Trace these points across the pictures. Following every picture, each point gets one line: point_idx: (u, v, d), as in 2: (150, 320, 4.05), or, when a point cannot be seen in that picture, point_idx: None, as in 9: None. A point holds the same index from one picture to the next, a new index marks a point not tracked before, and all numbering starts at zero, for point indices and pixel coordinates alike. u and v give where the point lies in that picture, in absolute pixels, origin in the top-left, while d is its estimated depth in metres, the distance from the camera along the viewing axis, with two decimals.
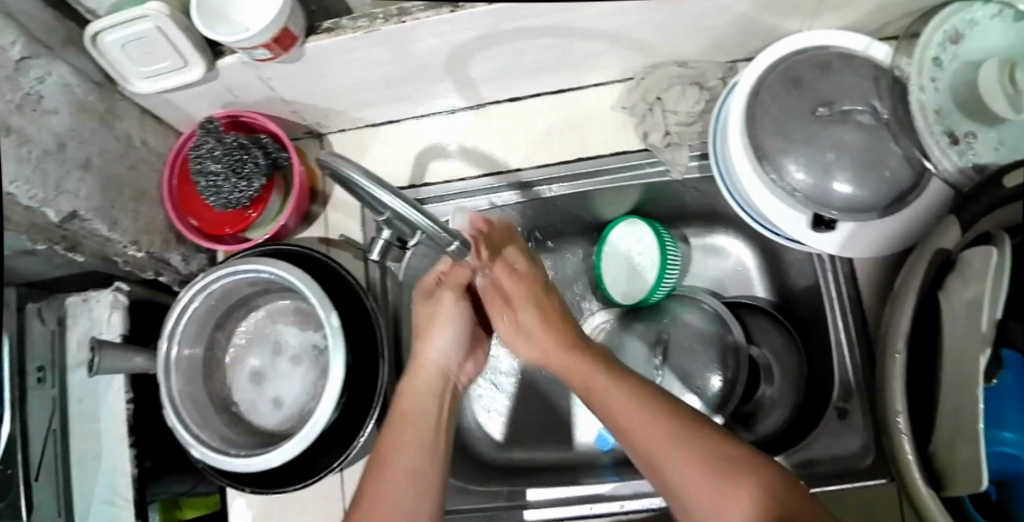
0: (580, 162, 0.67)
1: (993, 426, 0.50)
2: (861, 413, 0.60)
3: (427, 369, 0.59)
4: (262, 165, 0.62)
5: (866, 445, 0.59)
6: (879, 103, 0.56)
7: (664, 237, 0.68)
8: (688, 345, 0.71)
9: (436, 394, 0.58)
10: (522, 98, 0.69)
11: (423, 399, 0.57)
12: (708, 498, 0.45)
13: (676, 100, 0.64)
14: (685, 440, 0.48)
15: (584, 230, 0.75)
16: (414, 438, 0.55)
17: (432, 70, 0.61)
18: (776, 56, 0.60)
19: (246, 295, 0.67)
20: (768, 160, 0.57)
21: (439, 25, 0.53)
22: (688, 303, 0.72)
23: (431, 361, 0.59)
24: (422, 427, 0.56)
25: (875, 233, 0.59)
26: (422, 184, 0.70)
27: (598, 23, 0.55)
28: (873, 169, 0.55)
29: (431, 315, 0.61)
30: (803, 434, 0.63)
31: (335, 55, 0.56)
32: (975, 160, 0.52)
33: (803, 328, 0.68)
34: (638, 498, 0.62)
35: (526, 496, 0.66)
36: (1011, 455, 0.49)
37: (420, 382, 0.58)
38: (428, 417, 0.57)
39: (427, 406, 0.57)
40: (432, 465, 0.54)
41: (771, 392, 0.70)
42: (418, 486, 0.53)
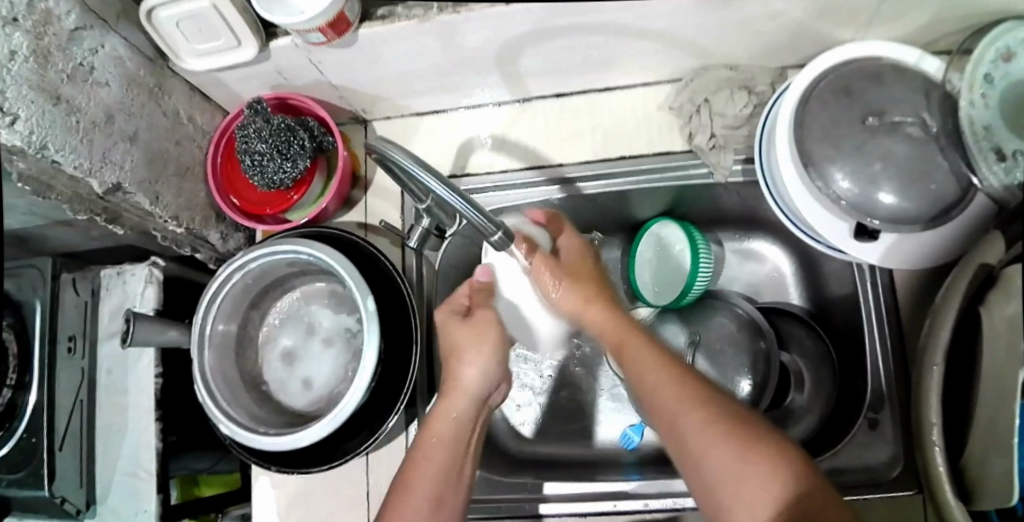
0: (622, 160, 0.67)
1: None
2: (892, 424, 0.59)
3: (462, 396, 0.59)
4: (307, 147, 0.63)
5: (895, 456, 0.58)
6: (929, 116, 0.56)
7: (697, 240, 0.68)
8: (717, 349, 0.71)
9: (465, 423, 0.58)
10: (567, 95, 0.69)
11: (453, 430, 0.57)
12: (725, 472, 0.44)
13: (724, 103, 0.63)
14: (708, 411, 0.47)
15: (620, 228, 0.75)
16: (439, 465, 0.55)
17: (480, 61, 0.61)
18: (827, 64, 0.60)
19: (283, 275, 0.67)
20: (813, 167, 0.57)
21: (492, 17, 0.53)
22: (721, 306, 0.72)
23: (468, 390, 0.59)
24: (447, 453, 0.56)
25: (920, 245, 0.58)
26: (463, 175, 0.70)
27: (651, 22, 0.55)
28: (919, 181, 0.54)
29: (466, 335, 0.60)
30: (834, 440, 0.62)
31: (388, 41, 0.57)
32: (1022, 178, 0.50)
33: (838, 336, 0.68)
34: (665, 498, 0.62)
35: (544, 489, 0.66)
36: None
37: (450, 410, 0.58)
38: (457, 445, 0.57)
39: (455, 435, 0.57)
40: (451, 487, 0.55)
41: (801, 400, 0.69)
42: (439, 515, 0.54)
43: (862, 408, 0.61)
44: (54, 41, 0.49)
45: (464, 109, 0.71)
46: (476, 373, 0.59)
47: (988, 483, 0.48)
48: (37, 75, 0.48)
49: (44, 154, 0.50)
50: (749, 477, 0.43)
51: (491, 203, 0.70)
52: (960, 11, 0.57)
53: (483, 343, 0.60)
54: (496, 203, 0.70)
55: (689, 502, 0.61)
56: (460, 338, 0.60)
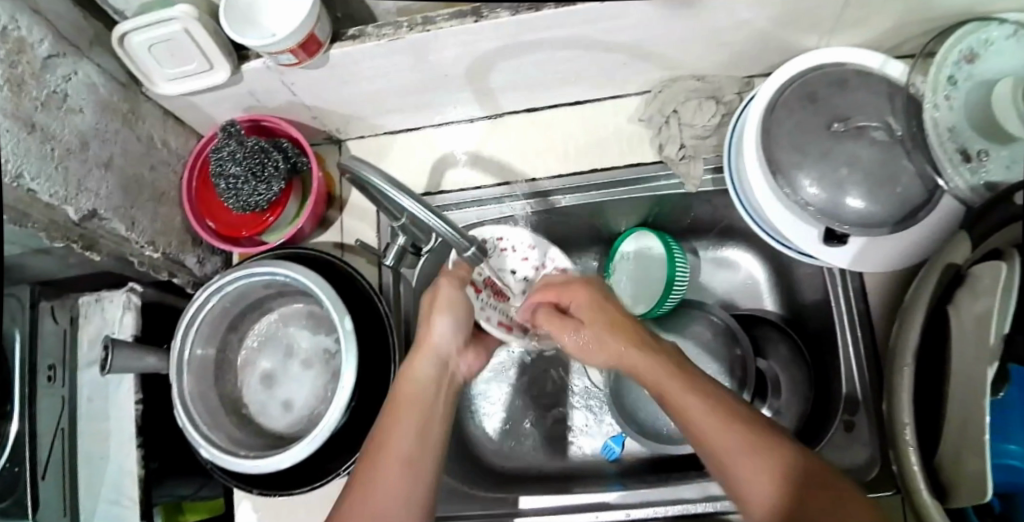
0: (596, 173, 0.68)
1: (999, 438, 0.50)
2: (869, 425, 0.60)
3: (427, 354, 0.55)
4: (281, 169, 0.63)
5: (873, 457, 0.58)
6: (893, 120, 0.56)
7: (672, 249, 0.69)
8: (693, 355, 0.71)
9: (431, 383, 0.55)
10: (538, 109, 0.70)
11: (423, 390, 0.54)
12: (750, 476, 0.43)
13: (692, 113, 0.64)
14: (738, 424, 0.45)
15: (596, 241, 0.75)
16: (408, 424, 0.52)
17: (452, 79, 0.61)
18: (792, 72, 0.60)
19: (260, 297, 0.67)
20: (782, 174, 0.58)
21: (461, 35, 0.54)
22: (698, 314, 0.72)
23: (437, 345, 0.56)
24: (418, 413, 0.53)
25: (888, 248, 0.58)
26: (438, 192, 0.70)
27: (619, 36, 0.56)
28: (887, 184, 0.55)
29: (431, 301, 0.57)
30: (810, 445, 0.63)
31: (358, 62, 0.57)
32: (987, 178, 0.52)
33: (811, 340, 0.68)
34: (644, 508, 0.61)
35: (519, 504, 0.66)
36: (1017, 468, 0.49)
37: (414, 368, 0.55)
38: (428, 400, 0.54)
39: (426, 393, 0.54)
40: (428, 449, 0.52)
41: (776, 406, 0.69)
42: (412, 478, 0.50)
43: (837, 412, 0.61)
44: (27, 70, 0.50)
45: (437, 127, 0.72)
46: (444, 333, 0.56)
47: (963, 480, 0.47)
48: (11, 104, 0.48)
49: (21, 183, 0.50)
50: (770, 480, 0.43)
51: (466, 219, 0.70)
52: (918, 17, 0.58)
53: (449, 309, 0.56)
54: (471, 218, 0.70)
55: (670, 509, 0.61)
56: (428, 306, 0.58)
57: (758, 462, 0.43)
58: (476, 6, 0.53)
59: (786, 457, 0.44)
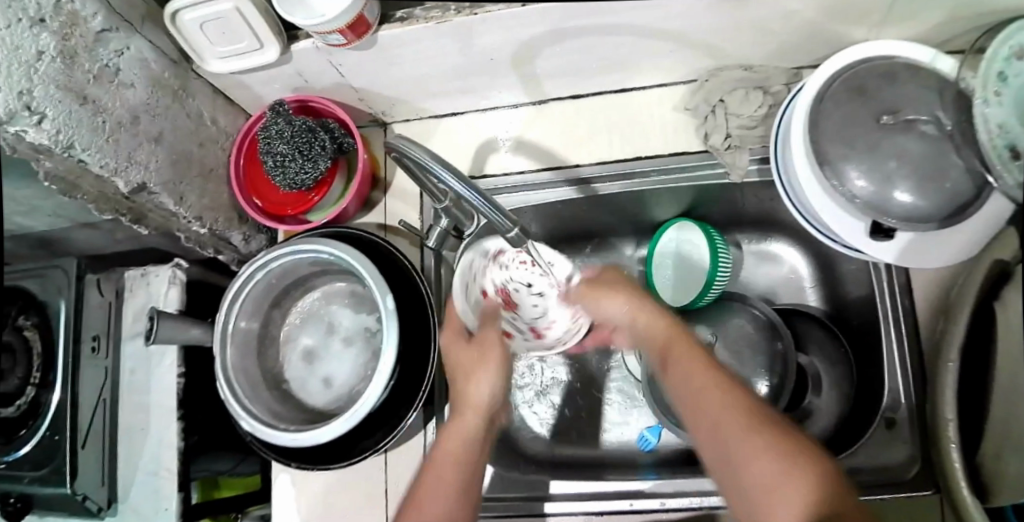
0: (640, 161, 0.65)
1: None
2: (910, 423, 0.59)
3: (476, 411, 0.55)
4: (328, 149, 0.62)
5: (914, 455, 0.58)
6: (943, 114, 0.56)
7: (715, 240, 0.69)
8: (733, 349, 0.70)
9: (477, 440, 0.54)
10: (583, 95, 0.68)
11: (472, 441, 0.54)
12: (748, 468, 0.41)
13: (739, 103, 0.62)
14: (747, 420, 0.43)
15: (635, 232, 0.75)
16: (454, 485, 0.51)
17: (499, 63, 0.62)
18: (840, 63, 0.61)
19: (304, 275, 0.68)
20: (829, 165, 0.58)
21: (508, 19, 0.54)
22: (739, 308, 0.70)
23: (482, 405, 0.55)
24: (466, 470, 0.52)
25: (937, 245, 0.58)
26: (481, 177, 0.69)
27: (667, 23, 0.56)
28: (934, 180, 0.55)
29: (478, 358, 0.57)
30: (854, 440, 0.62)
31: (408, 44, 0.58)
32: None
33: (855, 337, 0.67)
34: (678, 499, 0.61)
35: (550, 488, 0.65)
36: None
37: (463, 425, 0.54)
38: (472, 462, 0.53)
39: (470, 444, 0.53)
40: (469, 497, 0.52)
41: (818, 401, 0.69)
42: None
43: (879, 409, 0.60)
44: (81, 43, 0.51)
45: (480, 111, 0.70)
46: (487, 391, 0.55)
47: (1007, 481, 0.48)
48: (63, 75, 0.49)
49: (71, 153, 0.52)
50: (761, 465, 0.40)
51: (512, 203, 0.69)
52: (974, 10, 0.58)
53: (490, 367, 0.56)
54: (511, 203, 0.69)
55: (707, 499, 0.60)
56: (470, 359, 0.57)
57: (768, 466, 0.40)
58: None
59: (792, 442, 0.41)
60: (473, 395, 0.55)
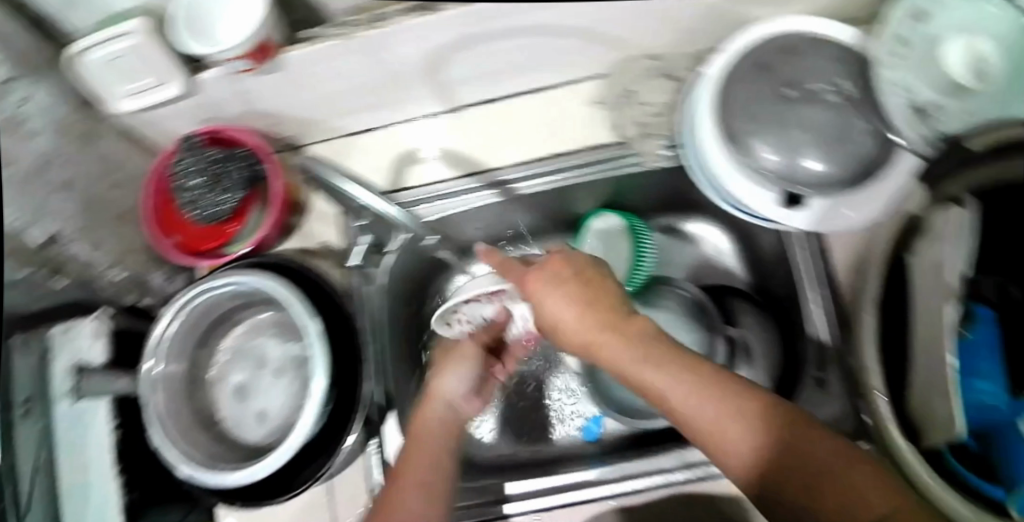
0: (561, 158, 0.64)
1: (970, 376, 0.53)
2: (839, 380, 0.59)
3: (440, 399, 0.57)
4: (243, 176, 0.61)
5: (846, 411, 0.57)
6: (843, 81, 0.58)
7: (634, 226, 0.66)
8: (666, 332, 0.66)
9: (444, 426, 0.56)
10: (494, 98, 0.64)
11: (440, 425, 0.56)
12: (718, 436, 0.40)
13: (649, 91, 0.61)
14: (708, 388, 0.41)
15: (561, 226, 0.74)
16: (424, 461, 0.52)
17: (405, 74, 0.60)
18: (746, 40, 0.59)
19: (228, 309, 0.66)
20: (738, 142, 0.58)
21: (415, 31, 0.54)
22: (665, 290, 0.67)
23: (449, 391, 0.58)
24: (433, 449, 0.54)
25: (853, 209, 0.57)
26: (402, 189, 0.64)
27: (574, 19, 0.55)
28: (839, 145, 0.56)
29: (449, 354, 0.60)
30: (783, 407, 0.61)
31: (315, 64, 0.56)
32: (943, 130, 0.55)
33: (781, 305, 0.66)
34: (625, 484, 0.60)
35: (508, 490, 0.63)
36: (989, 404, 0.52)
37: (428, 411, 0.56)
38: (441, 441, 0.55)
39: (440, 430, 0.55)
40: (443, 482, 0.52)
41: (750, 372, 0.65)
42: (433, 506, 0.50)
43: (808, 368, 0.61)
44: None
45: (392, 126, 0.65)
46: (453, 381, 0.58)
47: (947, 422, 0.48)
48: None
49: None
50: (730, 435, 0.40)
51: (433, 212, 0.66)
52: None
53: (460, 362, 0.59)
54: (437, 211, 0.66)
55: (651, 481, 0.60)
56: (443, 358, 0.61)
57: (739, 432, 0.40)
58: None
59: (749, 402, 0.41)
60: (440, 384, 0.58)
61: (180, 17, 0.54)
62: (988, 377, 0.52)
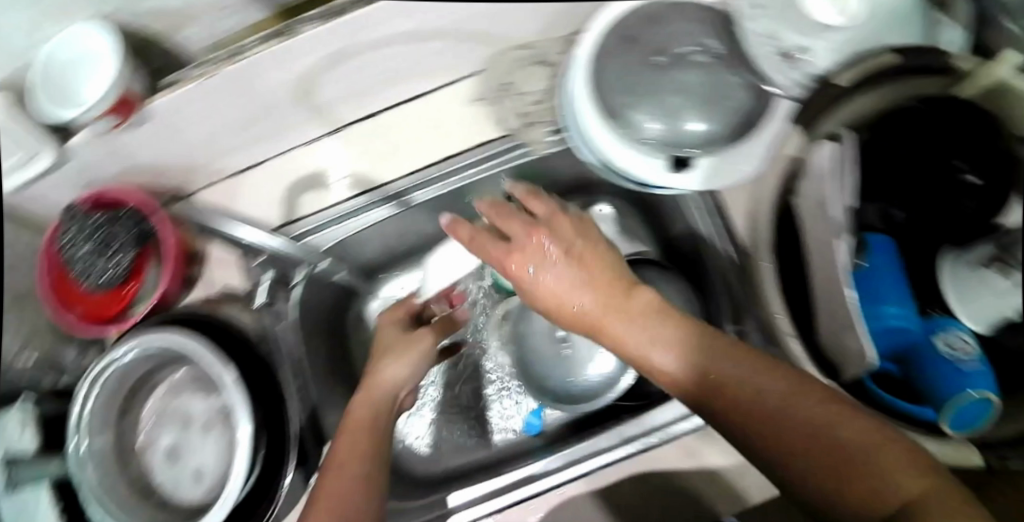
0: (448, 161, 0.63)
1: (877, 303, 0.54)
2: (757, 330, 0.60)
3: (382, 384, 0.59)
4: (134, 236, 0.60)
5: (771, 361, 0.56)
6: (710, 40, 0.58)
7: None
8: None
9: (381, 412, 0.58)
10: (375, 113, 0.62)
11: (375, 411, 0.57)
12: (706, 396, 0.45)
13: (523, 81, 0.61)
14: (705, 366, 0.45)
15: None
16: (364, 446, 0.54)
17: (281, 107, 0.58)
18: (613, 11, 0.56)
19: (146, 371, 0.65)
20: (620, 116, 0.58)
21: (276, 59, 0.53)
22: None
23: (392, 378, 0.60)
24: (371, 433, 0.55)
25: (752, 163, 0.57)
26: (292, 222, 0.62)
27: (434, 20, 0.54)
28: (716, 101, 0.58)
29: (397, 340, 0.62)
30: None
31: (184, 109, 0.55)
32: (813, 70, 0.53)
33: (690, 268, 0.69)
34: (565, 470, 0.61)
35: (450, 502, 0.62)
36: (901, 327, 0.54)
37: (368, 396, 0.58)
38: (378, 426, 0.56)
39: (380, 415, 0.57)
40: (381, 468, 0.53)
41: None
42: (372, 490, 0.51)
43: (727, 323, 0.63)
44: None
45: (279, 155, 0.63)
46: (398, 368, 0.60)
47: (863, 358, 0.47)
48: None
49: None
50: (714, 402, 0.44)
51: (329, 240, 0.63)
52: None
53: (405, 357, 0.61)
54: (331, 238, 0.63)
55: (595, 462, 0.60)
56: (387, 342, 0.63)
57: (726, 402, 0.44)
58: (287, 24, 0.53)
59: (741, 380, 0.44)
60: (382, 373, 0.60)
61: (41, 82, 0.53)
62: (894, 302, 0.54)
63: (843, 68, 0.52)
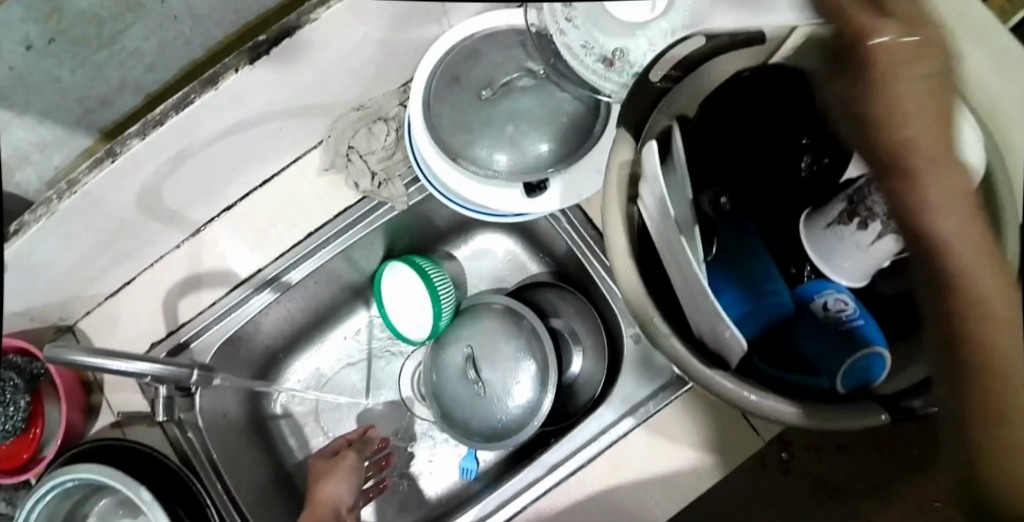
0: (317, 233, 0.65)
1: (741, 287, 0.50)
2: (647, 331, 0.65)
3: (324, 507, 0.63)
4: (21, 385, 0.60)
5: None
6: (532, 62, 0.59)
7: (423, 268, 0.70)
8: (493, 346, 0.69)
9: None
10: (231, 205, 0.65)
11: None
12: (940, 211, 0.30)
13: (367, 142, 0.63)
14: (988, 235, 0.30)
15: (356, 292, 0.76)
16: None
17: (135, 221, 0.59)
18: (432, 60, 0.59)
19: (69, 509, 0.63)
20: (464, 156, 0.58)
21: (112, 181, 0.53)
22: (480, 309, 0.71)
23: (333, 500, 0.64)
24: None
25: (593, 174, 0.59)
26: (178, 327, 0.64)
27: (256, 104, 0.54)
28: (551, 120, 0.58)
29: (331, 467, 0.66)
30: (617, 370, 0.67)
31: (43, 250, 0.54)
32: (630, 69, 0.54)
33: (578, 281, 0.72)
34: (502, 512, 0.61)
35: None
36: (766, 307, 0.50)
37: (312, 518, 0.61)
38: None
39: None
40: None
41: (585, 351, 0.70)
42: None
43: (625, 329, 0.66)
44: None
45: (154, 265, 0.65)
46: (338, 492, 0.64)
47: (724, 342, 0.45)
48: None
49: None
50: (947, 217, 0.30)
51: (224, 332, 0.64)
52: None
53: (340, 474, 0.65)
54: (222, 334, 0.64)
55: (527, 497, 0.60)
56: (321, 472, 0.66)
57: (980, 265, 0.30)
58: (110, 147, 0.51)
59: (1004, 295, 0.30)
60: (324, 497, 0.64)
61: None
62: (758, 282, 0.50)
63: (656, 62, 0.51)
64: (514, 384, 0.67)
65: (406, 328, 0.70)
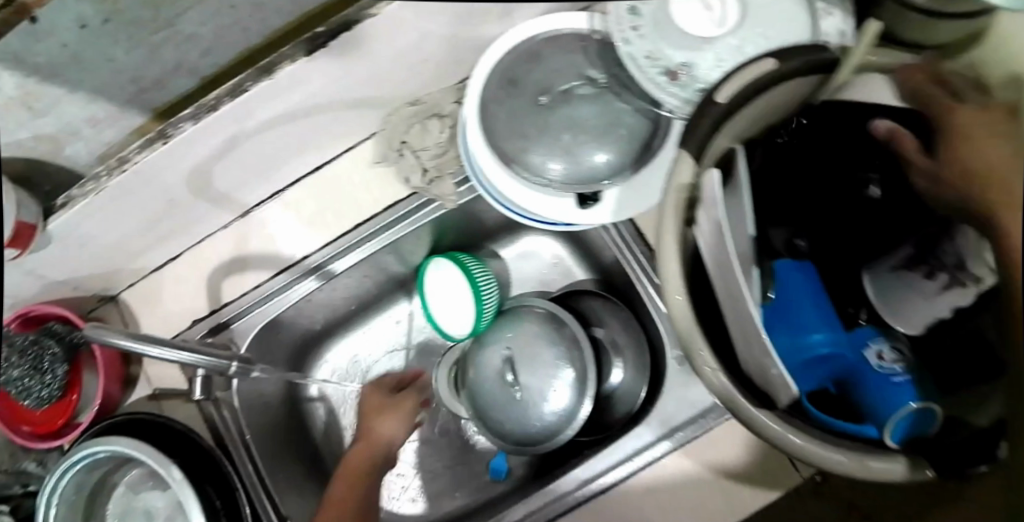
0: (364, 225, 0.64)
1: (802, 333, 0.45)
2: None
3: (375, 439, 0.66)
4: (60, 353, 0.60)
5: None
6: (593, 70, 0.57)
7: (467, 265, 0.69)
8: (531, 350, 0.68)
9: (376, 460, 0.65)
10: (280, 191, 0.64)
11: (371, 461, 0.64)
12: None
13: (420, 137, 0.61)
14: None
15: (398, 284, 0.76)
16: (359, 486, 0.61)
17: (182, 200, 0.58)
18: (490, 60, 0.57)
19: (102, 474, 0.64)
20: (517, 161, 0.57)
21: (164, 161, 0.52)
22: (522, 311, 0.70)
23: (386, 433, 0.67)
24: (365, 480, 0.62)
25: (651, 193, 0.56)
26: (219, 308, 0.64)
27: (309, 92, 0.52)
28: (610, 131, 0.56)
29: (382, 403, 0.69)
30: (656, 389, 0.65)
31: (90, 224, 0.54)
32: (699, 85, 0.51)
33: (623, 294, 0.71)
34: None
35: None
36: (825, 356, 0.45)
37: (365, 448, 0.65)
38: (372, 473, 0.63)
39: (375, 461, 0.64)
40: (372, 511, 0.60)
41: (624, 367, 0.69)
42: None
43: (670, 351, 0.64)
44: None
45: (200, 243, 0.65)
46: (390, 427, 0.68)
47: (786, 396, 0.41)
48: None
49: None
50: None
51: (267, 314, 0.64)
52: None
53: (393, 412, 0.69)
54: (262, 318, 0.64)
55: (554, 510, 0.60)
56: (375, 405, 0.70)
57: None
58: (162, 129, 0.51)
59: None
60: (377, 428, 0.67)
61: None
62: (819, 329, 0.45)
63: (727, 82, 0.44)
64: (552, 392, 0.66)
65: (448, 325, 0.70)
